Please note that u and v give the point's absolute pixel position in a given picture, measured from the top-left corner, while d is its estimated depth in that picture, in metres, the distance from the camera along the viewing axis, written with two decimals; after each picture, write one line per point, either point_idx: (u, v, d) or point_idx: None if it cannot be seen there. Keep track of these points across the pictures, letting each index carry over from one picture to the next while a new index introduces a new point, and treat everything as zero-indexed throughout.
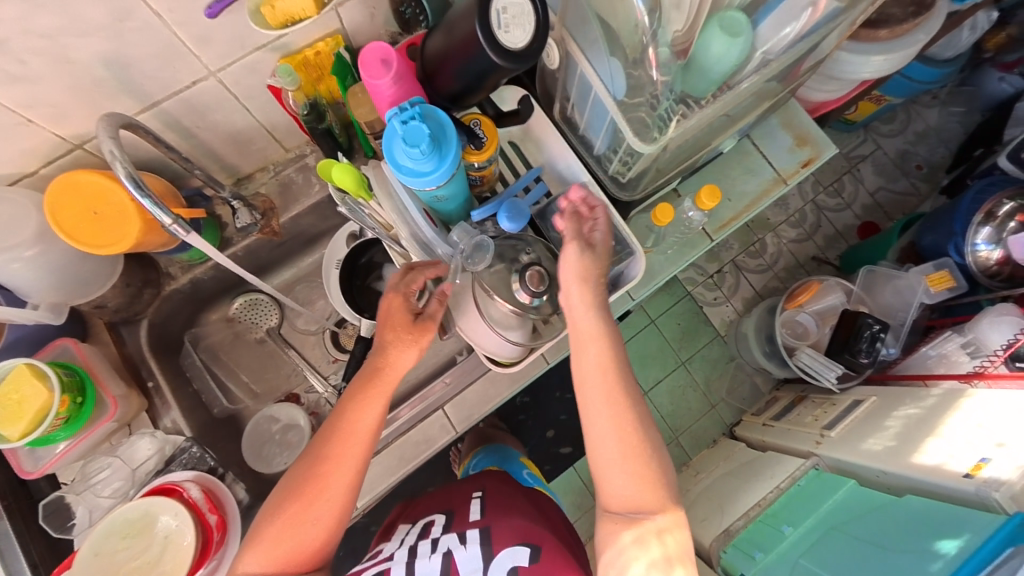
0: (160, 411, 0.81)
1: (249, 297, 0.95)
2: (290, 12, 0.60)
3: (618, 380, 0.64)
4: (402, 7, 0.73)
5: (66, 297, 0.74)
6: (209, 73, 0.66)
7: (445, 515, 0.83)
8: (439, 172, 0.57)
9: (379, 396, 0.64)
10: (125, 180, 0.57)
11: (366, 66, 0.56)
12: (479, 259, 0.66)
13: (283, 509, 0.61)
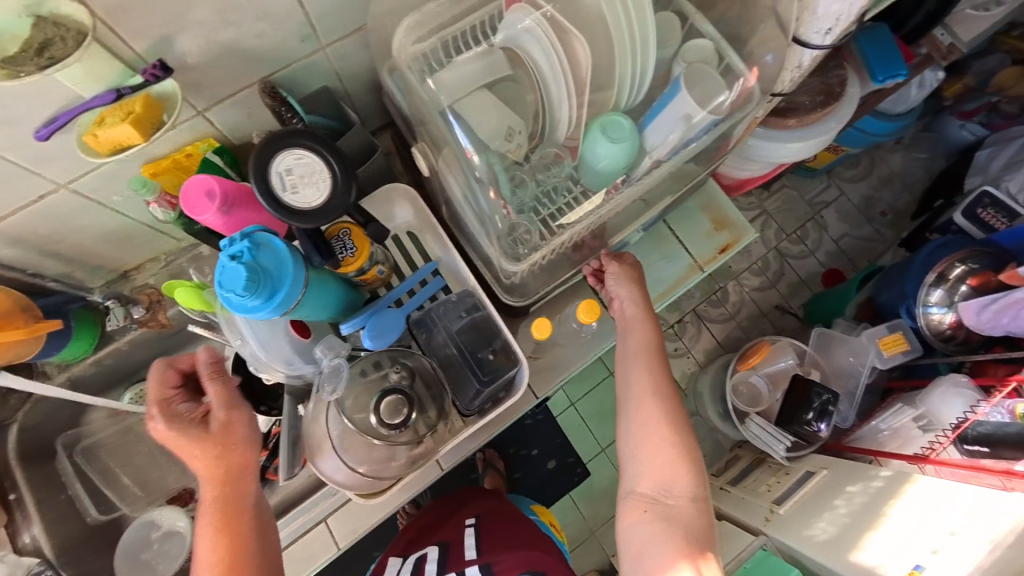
0: (21, 526, 0.78)
1: (151, 383, 0.94)
2: (121, 140, 0.60)
3: (657, 360, 0.73)
4: (283, 109, 0.69)
5: None
6: (60, 185, 0.65)
7: (439, 548, 0.87)
8: (267, 310, 0.53)
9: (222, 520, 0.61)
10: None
11: (191, 201, 0.58)
12: (330, 386, 0.65)
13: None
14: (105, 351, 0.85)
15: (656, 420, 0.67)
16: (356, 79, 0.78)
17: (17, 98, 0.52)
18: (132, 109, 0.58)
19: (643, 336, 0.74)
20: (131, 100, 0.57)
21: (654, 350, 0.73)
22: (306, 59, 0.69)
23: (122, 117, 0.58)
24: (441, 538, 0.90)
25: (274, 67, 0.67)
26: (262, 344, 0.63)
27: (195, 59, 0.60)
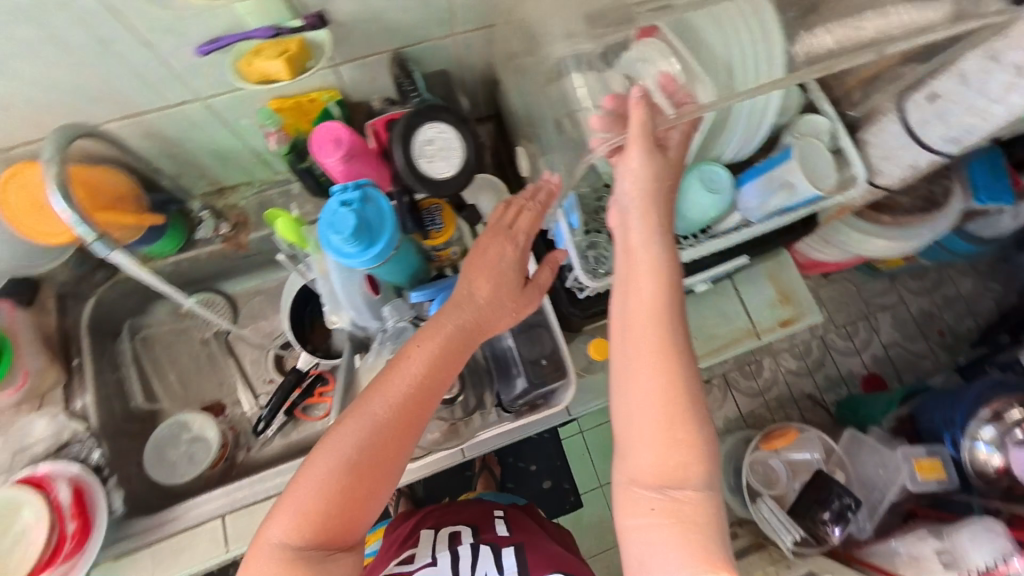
0: (75, 392, 0.83)
1: (210, 295, 1.00)
2: (267, 74, 0.63)
3: (669, 330, 0.54)
4: (404, 84, 0.75)
5: (15, 264, 0.77)
6: (195, 100, 0.72)
7: (469, 527, 0.83)
8: (359, 259, 0.57)
9: (454, 362, 0.59)
10: (52, 188, 0.61)
11: (319, 144, 0.62)
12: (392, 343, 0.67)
13: (330, 464, 0.53)
14: (180, 256, 0.91)
15: (664, 404, 0.53)
16: (473, 68, 0.83)
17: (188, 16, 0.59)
18: (287, 49, 0.62)
19: (656, 289, 0.55)
20: (288, 41, 0.62)
21: (661, 308, 0.55)
22: (438, 40, 0.75)
23: (277, 54, 0.62)
24: (467, 518, 0.87)
25: (404, 41, 0.73)
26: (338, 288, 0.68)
27: (341, 20, 0.66)
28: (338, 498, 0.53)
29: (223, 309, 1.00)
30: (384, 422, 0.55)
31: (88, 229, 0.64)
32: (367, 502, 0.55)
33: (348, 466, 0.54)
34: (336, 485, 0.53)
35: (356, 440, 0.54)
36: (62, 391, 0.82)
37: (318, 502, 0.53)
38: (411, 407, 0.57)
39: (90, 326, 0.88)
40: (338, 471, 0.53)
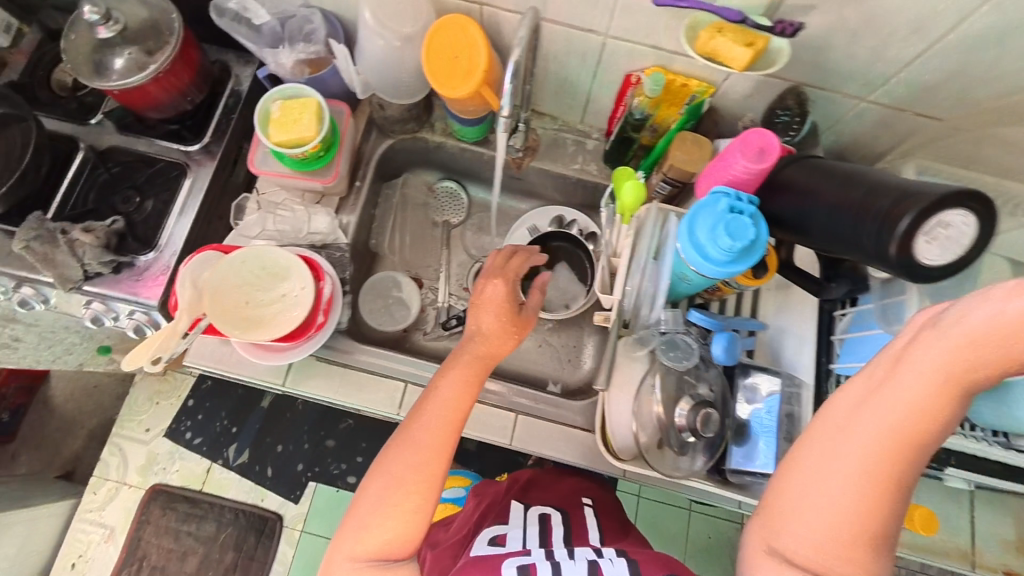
0: (347, 207, 0.92)
1: (451, 185, 1.08)
2: (716, 53, 0.62)
3: (926, 424, 0.47)
4: (776, 113, 0.75)
5: (377, 85, 0.82)
6: (603, 34, 0.74)
7: (558, 513, 0.88)
8: (720, 267, 0.56)
9: (475, 385, 0.67)
10: (512, 63, 0.59)
11: (743, 145, 0.59)
12: (685, 358, 0.65)
13: (381, 488, 0.62)
14: (469, 146, 0.98)
15: (867, 489, 0.47)
16: (839, 135, 0.79)
17: None
18: (755, 42, 0.59)
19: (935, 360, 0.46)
20: (761, 36, 0.59)
21: (929, 403, 0.46)
22: (843, 96, 0.72)
23: (744, 42, 0.59)
24: (559, 504, 0.92)
25: (816, 80, 0.71)
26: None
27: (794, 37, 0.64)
28: (398, 511, 0.60)
29: (461, 205, 1.08)
30: (420, 441, 0.63)
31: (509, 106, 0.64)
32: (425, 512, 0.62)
33: (400, 486, 0.61)
34: (395, 507, 0.60)
35: (407, 465, 0.62)
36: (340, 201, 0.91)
37: (381, 519, 0.60)
38: (440, 428, 0.64)
39: (377, 163, 0.97)
40: (393, 490, 0.61)
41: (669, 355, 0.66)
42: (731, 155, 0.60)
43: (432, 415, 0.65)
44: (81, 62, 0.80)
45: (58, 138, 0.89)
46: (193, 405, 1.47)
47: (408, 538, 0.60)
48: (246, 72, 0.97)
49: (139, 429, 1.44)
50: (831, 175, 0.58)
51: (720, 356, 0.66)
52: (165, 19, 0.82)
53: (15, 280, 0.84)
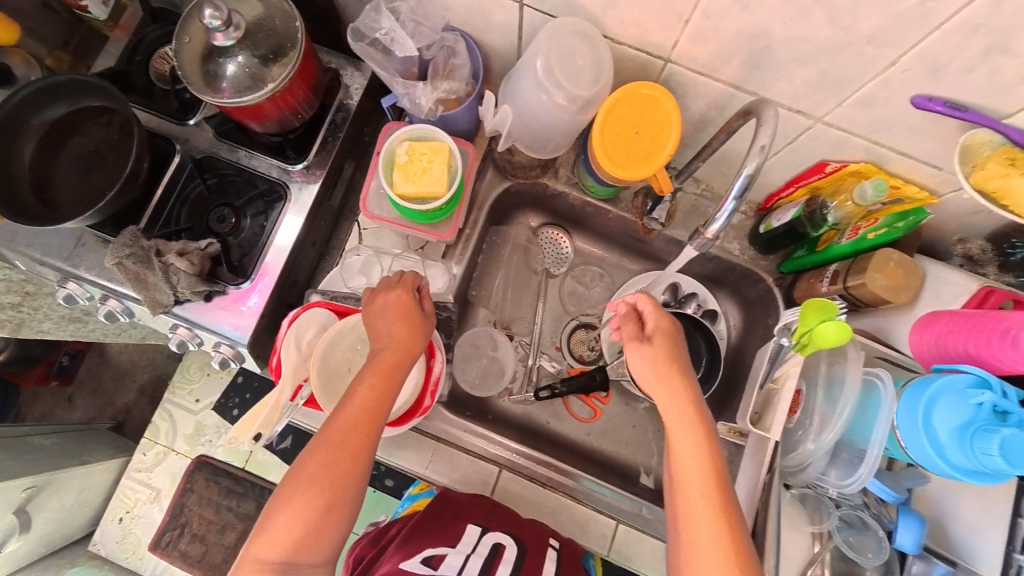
0: (452, 254, 0.84)
1: (558, 232, 0.97)
2: (1007, 192, 0.50)
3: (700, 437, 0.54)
4: (1010, 243, 0.61)
5: (522, 138, 0.70)
6: (814, 118, 0.61)
7: (515, 547, 0.65)
8: (960, 474, 0.46)
9: (387, 387, 0.57)
10: (743, 178, 0.51)
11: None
12: (873, 552, 0.55)
13: (281, 497, 0.52)
14: (596, 201, 0.87)
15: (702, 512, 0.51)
16: None
17: (989, 74, 0.47)
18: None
19: (683, 409, 0.56)
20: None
21: (691, 418, 0.56)
22: None
23: None
24: (519, 535, 0.68)
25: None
26: (842, 435, 0.55)
27: None
28: (298, 516, 0.51)
29: (564, 258, 0.97)
30: (325, 441, 0.54)
31: (718, 225, 0.57)
32: (336, 517, 0.52)
33: (300, 485, 0.52)
34: (298, 507, 0.51)
35: (309, 466, 0.52)
36: (448, 250, 0.84)
37: (285, 528, 0.51)
38: (344, 432, 0.54)
39: (490, 207, 0.88)
40: (294, 502, 0.51)
41: (849, 542, 0.56)
42: (1005, 332, 0.46)
43: (340, 414, 0.55)
44: (191, 71, 0.73)
45: (155, 135, 0.82)
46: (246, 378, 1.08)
47: (315, 542, 0.51)
48: (356, 82, 0.87)
49: (189, 397, 1.05)
50: None
51: (908, 545, 0.55)
52: (287, 27, 0.74)
53: (102, 291, 0.79)
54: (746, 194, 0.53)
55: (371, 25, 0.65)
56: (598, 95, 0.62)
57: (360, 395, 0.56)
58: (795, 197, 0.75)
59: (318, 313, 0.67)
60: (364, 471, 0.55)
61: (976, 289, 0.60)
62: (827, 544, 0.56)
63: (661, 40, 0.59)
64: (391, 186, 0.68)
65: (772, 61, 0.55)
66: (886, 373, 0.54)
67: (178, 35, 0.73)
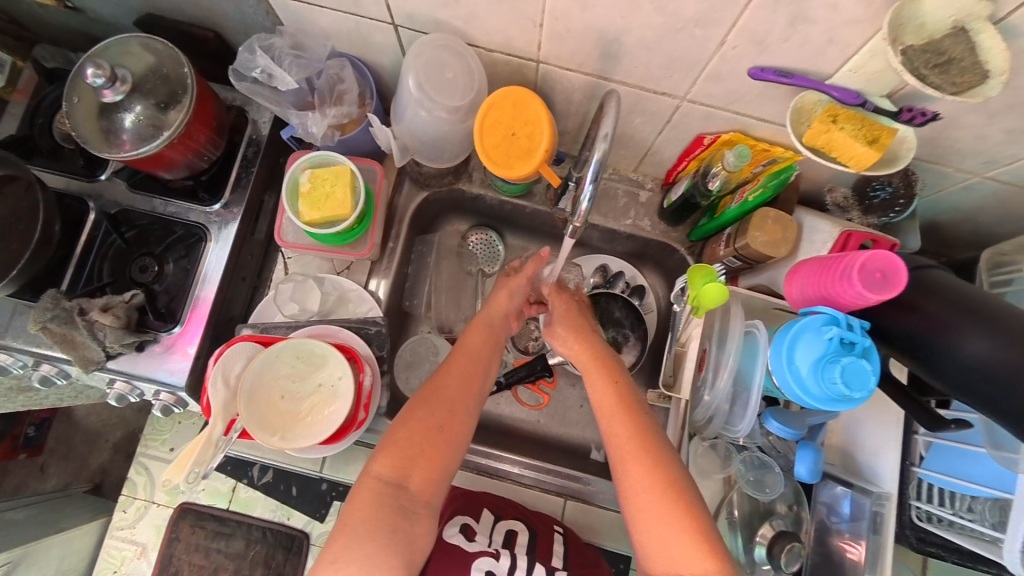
0: (378, 270, 0.87)
1: (486, 232, 0.99)
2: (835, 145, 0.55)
3: (627, 411, 0.62)
4: (872, 186, 0.66)
5: (419, 151, 0.73)
6: (679, 97, 0.65)
7: (527, 532, 0.74)
8: (822, 405, 0.51)
9: (490, 338, 0.73)
10: (594, 163, 0.55)
11: (863, 267, 0.50)
12: (771, 487, 0.63)
13: (403, 420, 0.64)
14: (511, 199, 0.90)
15: (643, 479, 0.57)
16: (937, 205, 0.71)
17: (802, 42, 0.51)
18: (878, 137, 0.54)
19: (603, 389, 0.65)
20: (888, 129, 0.54)
21: (620, 396, 0.63)
22: (955, 172, 0.63)
23: (865, 141, 0.53)
24: (532, 524, 0.77)
25: (924, 156, 0.61)
26: (733, 383, 0.61)
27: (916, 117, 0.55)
28: (411, 440, 0.62)
29: (496, 254, 0.99)
30: (440, 370, 0.69)
31: (587, 207, 0.60)
32: (443, 445, 0.63)
33: (410, 421, 0.63)
34: (409, 432, 0.62)
35: (417, 404, 0.65)
36: (373, 265, 0.87)
37: (399, 448, 0.61)
38: (471, 361, 0.70)
39: (411, 219, 0.90)
40: (410, 424, 0.63)
41: (752, 481, 0.64)
42: (844, 273, 0.52)
43: (449, 364, 0.69)
44: (87, 129, 0.73)
45: (65, 196, 0.82)
46: None
47: (426, 466, 0.61)
48: (264, 115, 0.88)
49: (162, 447, 1.05)
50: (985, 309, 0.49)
51: (804, 475, 0.61)
52: (177, 72, 0.75)
53: (34, 357, 0.78)
54: (602, 175, 0.57)
55: (246, 66, 0.68)
56: (474, 102, 0.66)
57: (472, 341, 0.72)
58: (688, 170, 0.78)
59: (242, 346, 0.70)
60: (474, 411, 0.67)
61: (838, 233, 0.64)
62: (735, 486, 0.65)
63: (526, 44, 0.62)
64: (298, 216, 0.71)
65: (625, 52, 0.59)
66: (763, 325, 0.59)
67: (67, 96, 0.74)
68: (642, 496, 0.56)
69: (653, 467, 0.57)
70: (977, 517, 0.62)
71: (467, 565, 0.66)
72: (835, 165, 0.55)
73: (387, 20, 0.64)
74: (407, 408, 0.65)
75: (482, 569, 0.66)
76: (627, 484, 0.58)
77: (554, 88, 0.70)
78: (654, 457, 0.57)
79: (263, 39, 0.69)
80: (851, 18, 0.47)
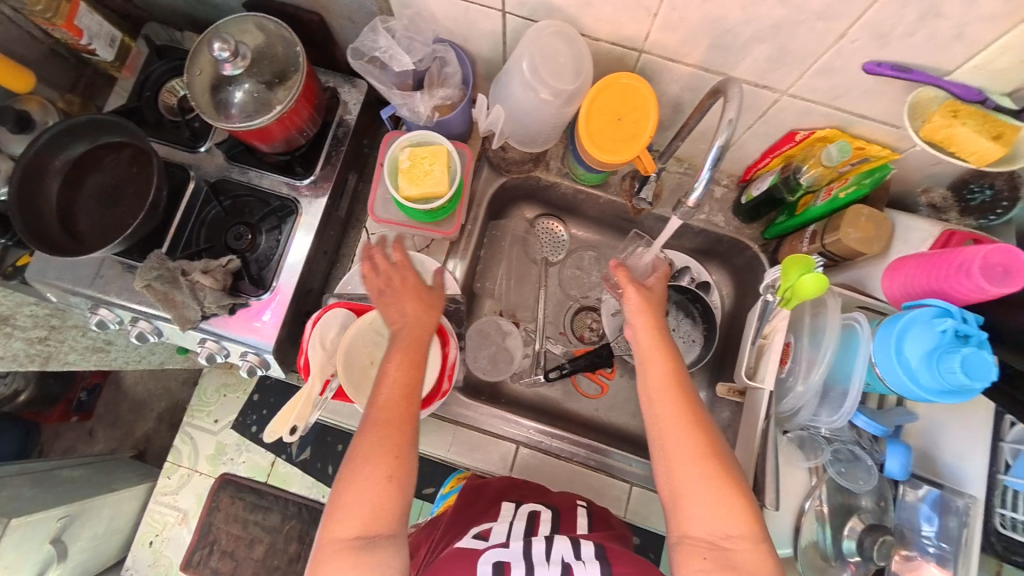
0: (456, 251, 0.90)
1: (554, 222, 1.01)
2: (954, 139, 0.55)
3: (679, 379, 0.59)
4: (970, 189, 0.67)
5: (517, 134, 0.76)
6: (780, 91, 0.66)
7: (549, 510, 0.67)
8: (928, 395, 0.51)
9: (418, 362, 0.62)
10: (715, 148, 0.55)
11: (982, 259, 0.50)
12: (863, 479, 0.62)
13: (354, 475, 0.55)
14: (586, 188, 0.92)
15: (692, 445, 0.55)
16: None
17: (928, 37, 0.52)
18: (1002, 133, 0.54)
19: (657, 359, 0.61)
20: (1012, 126, 0.53)
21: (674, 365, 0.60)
22: None
23: (988, 134, 0.54)
24: (553, 503, 0.69)
25: None
26: (828, 377, 0.61)
27: None
28: (365, 492, 0.54)
29: (562, 243, 1.01)
30: (375, 417, 0.58)
31: (696, 195, 0.61)
32: (395, 491, 0.55)
33: (355, 468, 0.55)
34: (356, 481, 0.55)
35: (356, 448, 0.56)
36: (452, 246, 0.90)
37: (356, 505, 0.54)
38: (399, 394, 0.59)
39: (488, 202, 0.93)
40: (358, 474, 0.55)
41: (841, 473, 0.63)
42: (960, 266, 0.52)
43: (380, 396, 0.59)
44: (203, 99, 0.78)
45: (171, 165, 0.88)
46: (261, 395, 1.09)
47: (379, 512, 0.54)
48: (354, 97, 0.92)
49: (208, 419, 1.06)
50: None
51: (897, 472, 0.61)
52: (288, 52, 0.79)
53: (132, 314, 0.84)
54: (720, 163, 0.57)
55: (370, 46, 0.72)
56: (580, 88, 0.67)
57: (388, 374, 0.61)
58: (772, 166, 0.79)
59: (333, 315, 0.73)
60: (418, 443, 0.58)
61: (939, 232, 0.65)
62: (823, 477, 0.64)
63: (634, 33, 0.65)
64: (398, 189, 0.74)
65: (736, 43, 0.61)
66: (865, 319, 0.59)
67: (187, 69, 0.79)
68: (684, 467, 0.54)
69: (701, 435, 0.55)
70: None
71: (474, 564, 0.51)
72: (956, 160, 0.56)
73: (500, 7, 0.67)
74: (351, 457, 0.57)
75: (492, 562, 0.50)
76: (673, 450, 0.55)
77: (652, 77, 0.71)
78: (704, 427, 0.55)
79: (384, 20, 0.73)
80: (989, 13, 0.48)
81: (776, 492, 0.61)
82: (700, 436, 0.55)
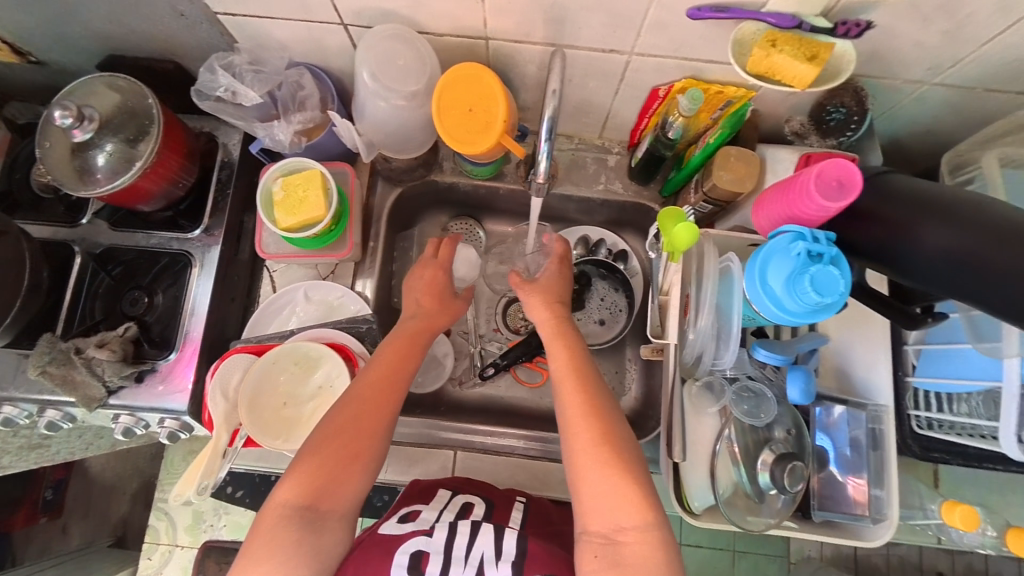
0: (364, 270, 0.89)
1: (466, 222, 1.00)
2: (776, 68, 0.58)
3: (578, 371, 0.61)
4: (827, 111, 0.68)
5: (385, 143, 0.75)
6: (627, 53, 0.67)
7: (483, 504, 0.67)
8: (796, 317, 0.52)
9: (413, 353, 0.68)
10: (546, 121, 0.57)
11: (819, 178, 0.52)
12: (764, 412, 0.64)
13: (316, 448, 0.58)
14: (483, 182, 0.91)
15: (586, 436, 0.56)
16: (893, 121, 0.72)
17: None
18: (817, 53, 0.56)
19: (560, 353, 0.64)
20: (825, 45, 0.56)
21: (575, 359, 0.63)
22: (904, 83, 0.64)
23: (804, 56, 0.56)
24: (490, 497, 0.70)
25: (870, 72, 0.63)
26: (715, 321, 0.62)
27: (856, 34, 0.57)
28: (323, 466, 0.57)
29: (478, 242, 1.00)
30: (356, 398, 0.62)
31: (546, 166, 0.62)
32: (355, 471, 0.58)
33: (321, 442, 0.58)
34: (319, 452, 0.57)
35: (327, 423, 0.60)
36: (358, 267, 0.88)
37: (308, 473, 0.56)
38: (384, 381, 0.64)
39: (389, 216, 0.91)
40: (321, 447, 0.58)
41: (747, 411, 0.64)
42: (803, 188, 0.53)
43: (368, 380, 0.64)
44: (62, 170, 0.75)
45: (49, 244, 0.84)
46: None
47: (331, 488, 0.56)
48: (232, 137, 0.90)
49: None
50: (939, 204, 0.50)
51: (797, 398, 0.63)
52: (142, 105, 0.77)
53: (38, 405, 0.79)
54: (554, 132, 0.58)
55: (209, 86, 0.71)
56: (429, 86, 0.67)
57: (382, 359, 0.66)
58: (650, 126, 0.80)
59: (230, 361, 0.70)
60: (387, 430, 0.62)
61: (798, 158, 0.68)
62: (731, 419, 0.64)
63: (472, 23, 0.64)
64: (275, 222, 0.72)
65: (569, 15, 0.61)
66: (735, 257, 0.61)
67: (40, 142, 0.75)
68: (581, 458, 0.55)
69: (595, 426, 0.57)
70: (974, 413, 0.62)
71: (390, 558, 0.56)
72: (780, 86, 0.59)
73: (336, 21, 0.66)
74: (320, 429, 0.60)
75: (408, 554, 0.56)
76: (570, 444, 0.57)
77: (508, 61, 0.71)
78: (598, 416, 0.57)
79: (221, 58, 0.71)
80: None
81: (682, 443, 0.62)
82: (594, 427, 0.57)
